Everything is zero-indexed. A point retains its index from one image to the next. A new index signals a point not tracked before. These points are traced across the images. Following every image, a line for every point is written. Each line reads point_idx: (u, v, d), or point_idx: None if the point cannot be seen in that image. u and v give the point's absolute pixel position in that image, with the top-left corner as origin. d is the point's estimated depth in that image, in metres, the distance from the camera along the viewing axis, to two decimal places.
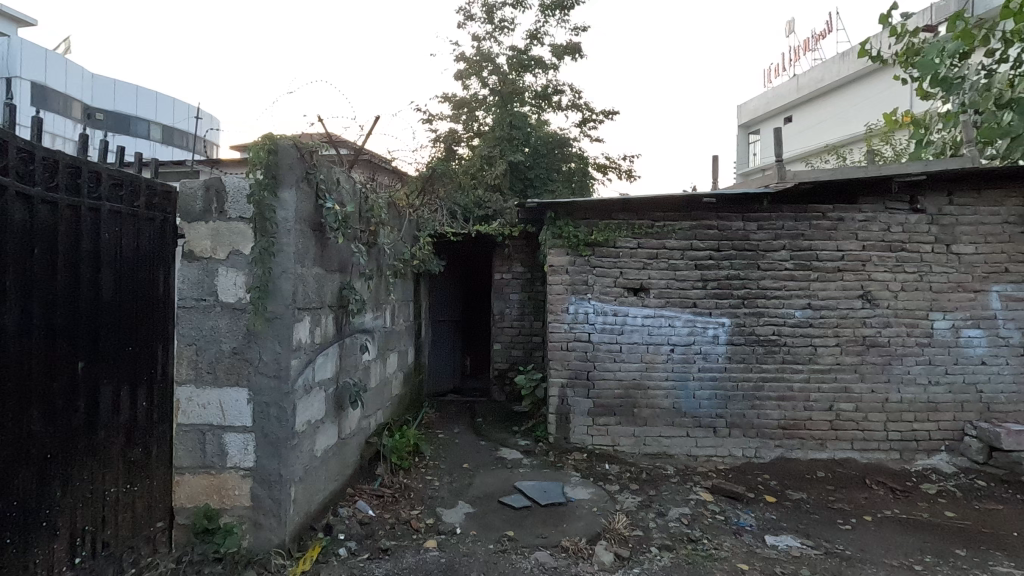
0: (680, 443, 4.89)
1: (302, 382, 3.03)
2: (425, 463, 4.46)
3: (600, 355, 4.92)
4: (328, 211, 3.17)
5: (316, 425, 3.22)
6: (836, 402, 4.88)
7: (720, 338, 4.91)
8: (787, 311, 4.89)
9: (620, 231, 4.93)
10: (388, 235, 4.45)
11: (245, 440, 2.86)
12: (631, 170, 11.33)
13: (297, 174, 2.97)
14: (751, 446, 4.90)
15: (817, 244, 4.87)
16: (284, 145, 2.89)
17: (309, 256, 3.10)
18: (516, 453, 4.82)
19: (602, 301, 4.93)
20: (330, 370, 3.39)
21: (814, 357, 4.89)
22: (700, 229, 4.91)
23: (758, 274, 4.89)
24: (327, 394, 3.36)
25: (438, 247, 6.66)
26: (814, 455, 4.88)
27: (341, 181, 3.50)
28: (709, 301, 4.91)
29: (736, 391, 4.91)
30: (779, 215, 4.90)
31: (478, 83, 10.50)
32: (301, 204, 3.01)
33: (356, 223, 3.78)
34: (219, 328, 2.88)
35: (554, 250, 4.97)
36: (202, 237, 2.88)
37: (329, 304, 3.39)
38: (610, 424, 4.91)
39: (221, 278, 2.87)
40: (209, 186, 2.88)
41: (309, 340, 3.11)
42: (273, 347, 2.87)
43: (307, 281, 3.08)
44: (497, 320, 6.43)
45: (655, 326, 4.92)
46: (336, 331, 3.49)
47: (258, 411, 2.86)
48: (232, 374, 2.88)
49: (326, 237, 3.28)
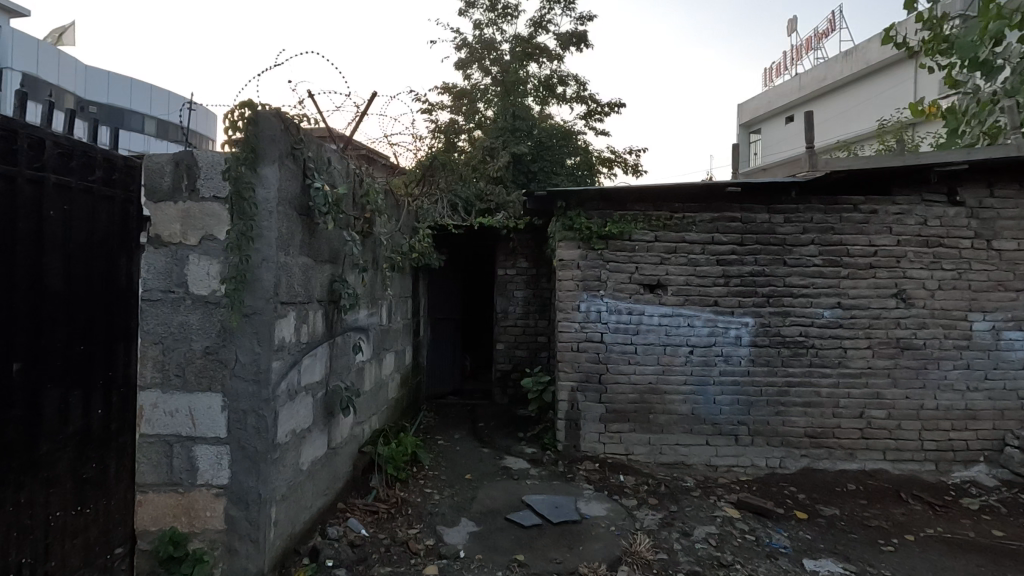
0: (699, 452, 4.54)
1: (286, 386, 2.65)
2: (424, 474, 4.09)
3: (613, 357, 4.56)
4: (317, 192, 2.78)
5: (302, 435, 2.84)
6: (867, 409, 4.54)
7: (743, 339, 4.55)
8: (814, 310, 4.53)
9: (636, 223, 4.57)
10: (384, 224, 4.08)
11: (218, 453, 2.48)
12: (635, 165, 10.98)
13: (282, 149, 2.58)
14: (776, 456, 4.55)
15: (848, 239, 4.52)
16: (266, 116, 2.51)
17: (294, 243, 2.72)
18: (522, 462, 4.45)
19: (616, 298, 4.56)
20: (318, 373, 3.02)
21: (843, 360, 4.54)
22: (723, 221, 4.55)
23: (785, 270, 4.53)
24: (315, 400, 2.99)
25: (438, 241, 6.27)
26: (843, 466, 4.55)
27: (332, 161, 3.12)
28: (732, 299, 4.55)
29: (760, 397, 4.55)
30: (808, 207, 4.54)
31: (479, 73, 10.12)
32: (287, 183, 2.63)
33: (350, 209, 3.41)
34: (190, 324, 2.49)
35: (564, 243, 4.59)
36: (171, 220, 2.49)
37: (318, 298, 3.02)
38: (624, 430, 4.55)
39: (192, 266, 2.48)
40: (179, 160, 2.49)
41: (295, 339, 2.74)
42: (253, 347, 2.48)
43: (292, 271, 2.70)
44: (500, 318, 6.06)
45: (673, 325, 4.56)
46: (326, 329, 3.12)
47: (234, 420, 2.48)
48: (204, 377, 2.49)
49: (315, 222, 2.90)
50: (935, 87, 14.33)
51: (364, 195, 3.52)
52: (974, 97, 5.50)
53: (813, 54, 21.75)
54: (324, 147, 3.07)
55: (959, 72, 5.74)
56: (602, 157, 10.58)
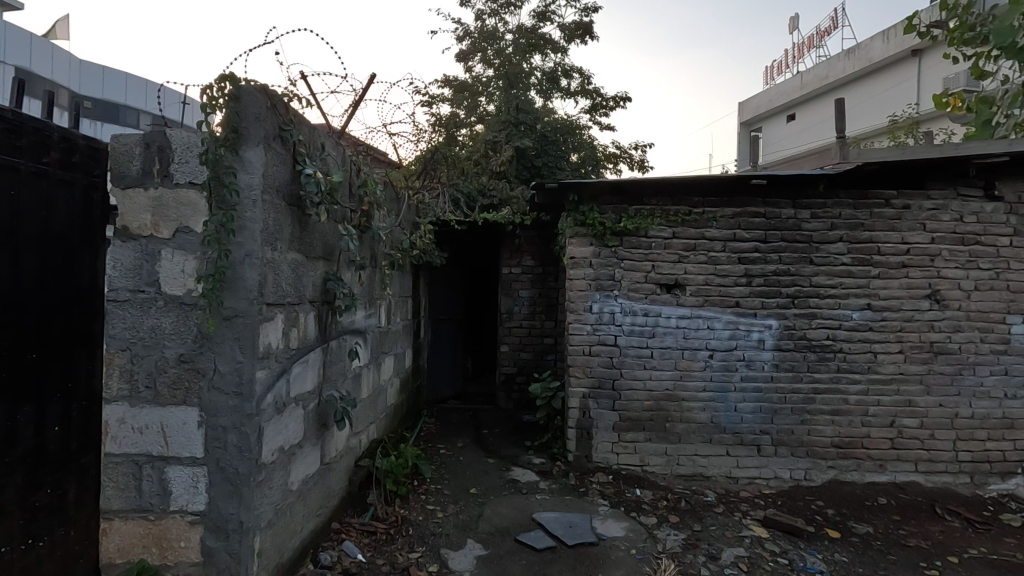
0: (719, 463, 4.26)
1: (273, 399, 2.34)
2: (426, 488, 3.80)
3: (628, 362, 4.26)
4: (308, 179, 2.46)
5: (291, 452, 2.54)
6: (897, 418, 4.25)
7: (766, 342, 4.26)
8: (842, 312, 4.24)
9: (652, 218, 4.27)
10: (383, 219, 3.78)
11: (193, 476, 2.17)
12: (641, 160, 10.69)
13: (269, 130, 2.26)
14: (801, 467, 4.27)
15: (879, 236, 4.23)
16: (250, 91, 2.19)
17: (283, 237, 2.41)
18: (531, 475, 4.15)
19: (631, 298, 4.27)
20: (310, 382, 2.72)
21: (873, 365, 4.25)
22: (746, 217, 4.26)
23: (811, 269, 4.24)
24: (306, 412, 2.69)
25: (440, 238, 5.96)
26: (872, 478, 4.27)
27: (325, 147, 2.81)
28: (754, 300, 4.26)
29: (784, 404, 4.26)
30: (836, 202, 4.25)
31: (481, 65, 9.83)
32: (275, 169, 2.31)
33: (345, 200, 3.10)
34: (162, 328, 2.18)
35: (576, 240, 4.30)
36: (141, 210, 2.18)
37: (310, 299, 2.71)
38: (639, 440, 4.26)
39: (164, 262, 2.17)
40: (150, 140, 2.18)
41: (283, 345, 2.43)
42: (233, 355, 2.16)
43: (280, 269, 2.39)
44: (505, 319, 5.77)
45: (692, 328, 4.26)
46: (319, 333, 2.82)
47: (212, 438, 2.17)
48: (178, 390, 2.18)
49: (306, 214, 2.59)
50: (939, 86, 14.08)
51: (361, 185, 3.21)
52: (1007, 88, 5.21)
53: (816, 51, 21.51)
54: (316, 130, 2.76)
55: (987, 61, 5.45)
56: (607, 152, 10.29)
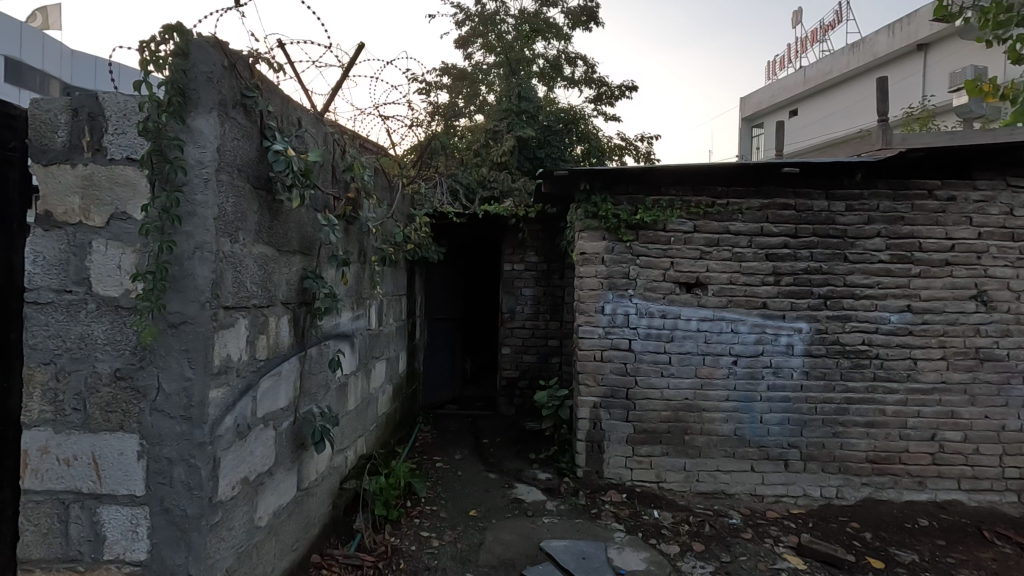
0: (743, 479, 3.88)
1: (233, 422, 1.93)
2: (421, 511, 3.40)
3: (643, 369, 3.87)
4: (277, 157, 2.04)
5: (258, 483, 2.14)
6: (939, 431, 3.88)
7: (796, 348, 3.87)
8: (879, 315, 3.86)
9: (672, 210, 3.87)
10: (373, 209, 3.38)
11: (132, 517, 1.77)
12: (647, 153, 10.30)
13: (227, 94, 1.84)
14: (832, 485, 3.89)
15: (920, 231, 3.84)
16: (201, 45, 1.76)
17: (248, 227, 2.00)
18: (536, 493, 3.76)
19: (647, 299, 3.87)
20: (282, 398, 2.31)
21: (913, 373, 3.87)
22: (774, 209, 3.86)
23: (845, 267, 3.85)
24: (278, 433, 2.29)
25: (437, 232, 5.52)
26: (910, 497, 3.89)
27: (302, 123, 2.40)
28: (783, 301, 3.87)
29: (814, 416, 3.88)
30: (873, 193, 3.85)
31: (482, 51, 9.41)
32: (237, 144, 1.89)
33: (326, 186, 2.69)
34: (93, 338, 1.76)
35: (586, 234, 3.89)
36: (67, 191, 1.76)
37: (283, 301, 2.31)
38: (655, 454, 3.87)
39: (95, 256, 1.75)
40: (78, 106, 1.76)
41: (246, 357, 2.02)
42: (180, 372, 1.75)
43: (243, 265, 1.98)
44: (506, 319, 5.37)
45: (714, 332, 3.87)
46: (295, 340, 2.42)
47: (155, 472, 1.76)
48: (114, 414, 1.76)
49: (276, 199, 2.18)
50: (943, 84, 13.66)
51: (346, 169, 2.81)
52: None
53: (819, 46, 21.18)
54: (291, 102, 2.35)
55: None
56: (612, 144, 9.89)
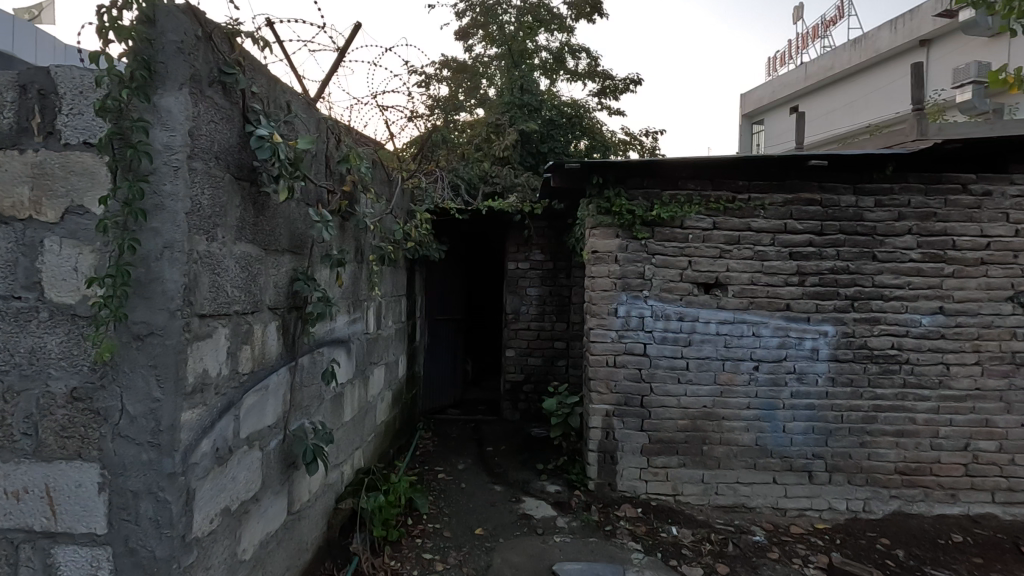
0: (764, 492, 3.65)
1: (211, 446, 1.68)
2: (423, 529, 3.17)
3: (659, 375, 3.64)
4: (262, 143, 1.78)
5: (242, 511, 1.89)
6: (972, 440, 3.65)
7: (820, 352, 3.64)
8: (910, 317, 3.62)
9: (690, 205, 3.63)
10: (371, 203, 3.13)
11: (93, 559, 1.52)
12: (652, 148, 10.06)
13: (201, 69, 1.58)
14: (859, 497, 3.66)
15: (954, 227, 3.60)
16: (171, 11, 1.50)
17: (228, 223, 1.75)
18: (546, 507, 3.53)
19: (663, 300, 3.64)
20: (269, 414, 2.07)
21: (945, 380, 3.64)
22: (799, 204, 3.62)
23: (874, 266, 3.62)
24: (265, 453, 2.05)
25: (438, 229, 5.26)
26: (941, 510, 3.67)
27: (291, 106, 2.14)
28: (807, 302, 3.63)
29: (840, 424, 3.65)
30: (904, 188, 3.61)
31: (483, 43, 9.15)
32: (212, 127, 1.63)
33: (319, 178, 2.44)
34: (46, 352, 1.50)
35: (599, 231, 3.65)
36: (14, 180, 1.50)
37: (269, 307, 2.06)
38: (671, 465, 3.64)
39: (47, 256, 1.49)
40: (27, 81, 1.50)
41: (226, 371, 1.77)
42: (147, 392, 1.50)
43: (223, 266, 1.73)
44: (510, 320, 5.13)
45: (734, 335, 3.64)
46: (284, 349, 2.18)
47: (119, 507, 1.52)
48: (71, 440, 1.51)
49: (262, 192, 1.92)
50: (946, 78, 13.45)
51: (341, 161, 2.56)
52: None
53: (822, 41, 20.96)
54: (278, 83, 2.09)
55: None
56: (616, 140, 9.64)
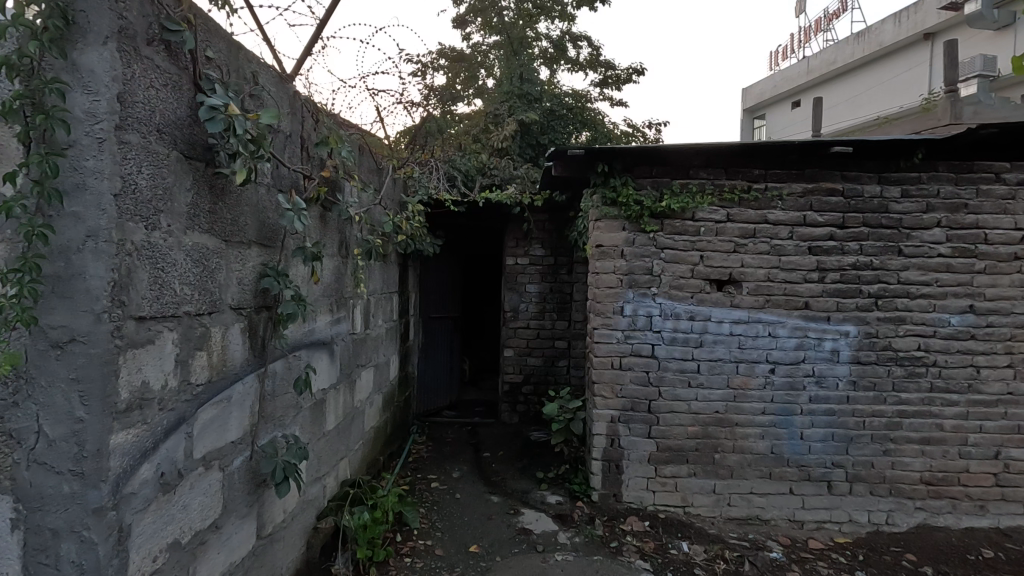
0: (780, 503, 3.41)
1: (153, 472, 1.43)
2: (413, 547, 2.94)
3: (668, 378, 3.39)
4: (215, 114, 1.51)
5: (198, 543, 1.64)
6: (1003, 448, 3.41)
7: (841, 355, 3.39)
8: (938, 317, 3.37)
9: (702, 196, 3.37)
10: (355, 191, 2.87)
11: None
12: (654, 141, 9.78)
13: (134, 23, 1.32)
14: (881, 509, 3.42)
15: (986, 220, 3.35)
16: None
17: (176, 210, 1.49)
18: (546, 521, 3.29)
19: (672, 298, 3.38)
20: (233, 429, 1.82)
21: (975, 384, 3.39)
22: (819, 195, 3.37)
23: (899, 262, 3.36)
24: (228, 474, 1.79)
25: (434, 222, 5.00)
26: (969, 522, 3.43)
27: (257, 77, 1.88)
28: (828, 301, 3.38)
29: (862, 431, 3.41)
30: (933, 177, 3.36)
31: (481, 30, 8.85)
32: (151, 93, 1.37)
33: (293, 162, 2.18)
34: None
35: (604, 223, 3.40)
36: None
37: (232, 306, 1.81)
38: (680, 475, 3.40)
39: None
40: None
41: (174, 383, 1.51)
42: (68, 411, 1.24)
43: (169, 260, 1.47)
44: (508, 319, 4.88)
45: (748, 336, 3.39)
46: (250, 355, 1.92)
47: (34, 551, 1.25)
48: None
49: (219, 174, 1.67)
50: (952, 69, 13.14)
51: (319, 143, 2.30)
52: None
53: (825, 33, 20.66)
54: (242, 51, 1.82)
55: None
56: (618, 132, 9.36)
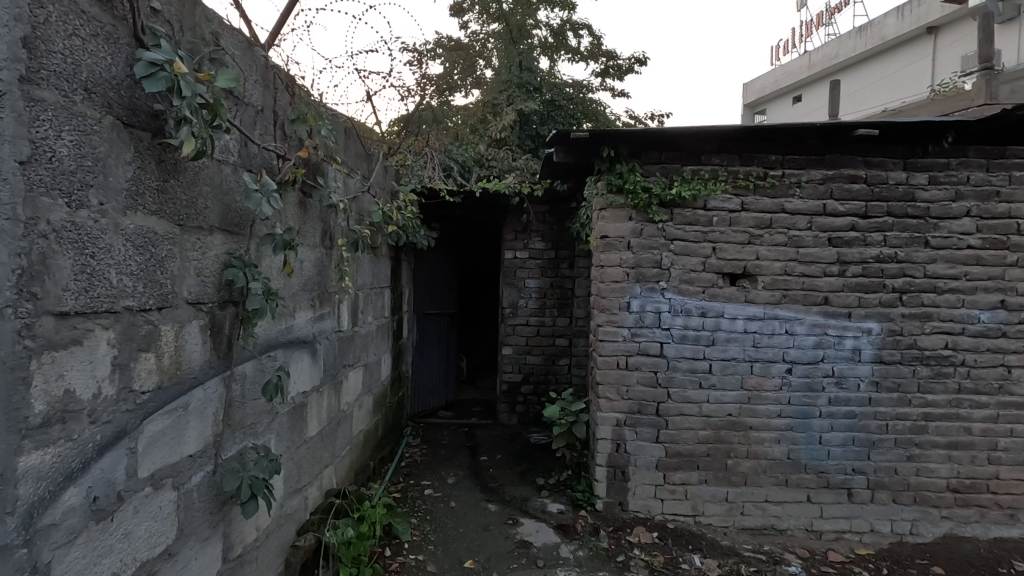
0: (797, 512, 3.19)
1: (83, 497, 1.20)
2: (403, 563, 2.72)
3: (678, 379, 3.16)
4: (156, 72, 1.27)
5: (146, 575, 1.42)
6: None
7: (863, 354, 3.16)
8: (967, 313, 3.14)
9: (715, 183, 3.14)
10: (339, 176, 2.64)
11: None
12: None
13: None
14: (905, 518, 3.20)
15: (1019, 209, 3.12)
16: None
17: (112, 187, 1.26)
18: (548, 532, 3.07)
19: (682, 294, 3.15)
20: (191, 441, 1.59)
21: (1006, 384, 3.17)
22: (840, 182, 3.14)
23: (926, 254, 3.13)
24: (185, 492, 1.57)
25: (428, 214, 4.77)
26: (998, 533, 3.20)
27: (216, 38, 1.64)
28: (849, 296, 3.15)
29: (885, 436, 3.18)
30: (962, 162, 3.13)
31: (479, 18, 8.59)
32: (73, 44, 1.14)
33: (263, 139, 1.95)
34: None
35: (609, 212, 3.17)
36: None
37: (189, 301, 1.57)
38: (691, 482, 3.17)
39: None
40: None
41: (111, 392, 1.28)
42: None
43: (102, 246, 1.24)
44: (507, 315, 4.65)
45: (764, 334, 3.16)
46: (213, 356, 1.69)
47: None
48: None
49: (167, 147, 1.43)
50: (956, 62, 12.90)
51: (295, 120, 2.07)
52: None
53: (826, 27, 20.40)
54: (199, 7, 1.59)
55: None
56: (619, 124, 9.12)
